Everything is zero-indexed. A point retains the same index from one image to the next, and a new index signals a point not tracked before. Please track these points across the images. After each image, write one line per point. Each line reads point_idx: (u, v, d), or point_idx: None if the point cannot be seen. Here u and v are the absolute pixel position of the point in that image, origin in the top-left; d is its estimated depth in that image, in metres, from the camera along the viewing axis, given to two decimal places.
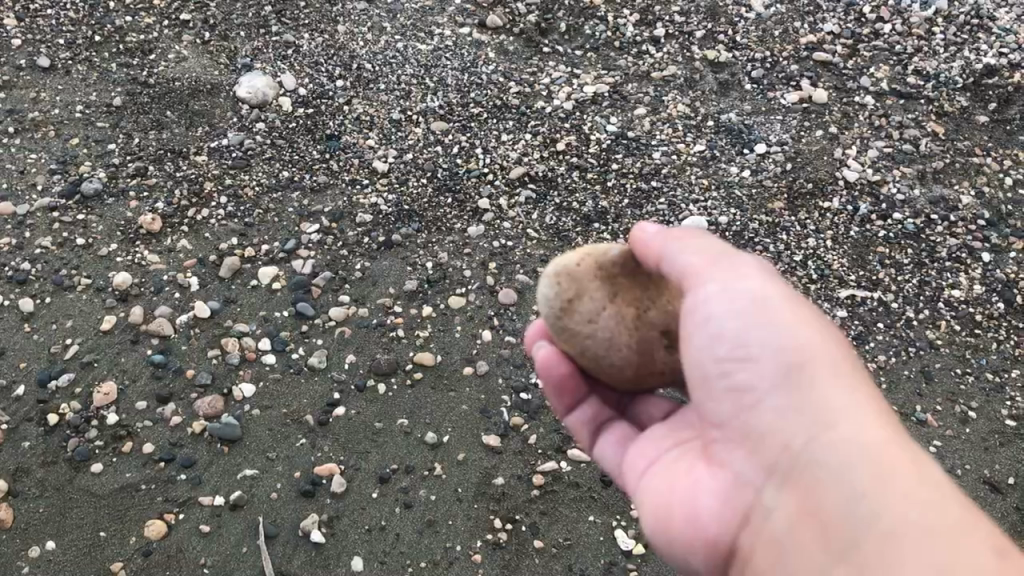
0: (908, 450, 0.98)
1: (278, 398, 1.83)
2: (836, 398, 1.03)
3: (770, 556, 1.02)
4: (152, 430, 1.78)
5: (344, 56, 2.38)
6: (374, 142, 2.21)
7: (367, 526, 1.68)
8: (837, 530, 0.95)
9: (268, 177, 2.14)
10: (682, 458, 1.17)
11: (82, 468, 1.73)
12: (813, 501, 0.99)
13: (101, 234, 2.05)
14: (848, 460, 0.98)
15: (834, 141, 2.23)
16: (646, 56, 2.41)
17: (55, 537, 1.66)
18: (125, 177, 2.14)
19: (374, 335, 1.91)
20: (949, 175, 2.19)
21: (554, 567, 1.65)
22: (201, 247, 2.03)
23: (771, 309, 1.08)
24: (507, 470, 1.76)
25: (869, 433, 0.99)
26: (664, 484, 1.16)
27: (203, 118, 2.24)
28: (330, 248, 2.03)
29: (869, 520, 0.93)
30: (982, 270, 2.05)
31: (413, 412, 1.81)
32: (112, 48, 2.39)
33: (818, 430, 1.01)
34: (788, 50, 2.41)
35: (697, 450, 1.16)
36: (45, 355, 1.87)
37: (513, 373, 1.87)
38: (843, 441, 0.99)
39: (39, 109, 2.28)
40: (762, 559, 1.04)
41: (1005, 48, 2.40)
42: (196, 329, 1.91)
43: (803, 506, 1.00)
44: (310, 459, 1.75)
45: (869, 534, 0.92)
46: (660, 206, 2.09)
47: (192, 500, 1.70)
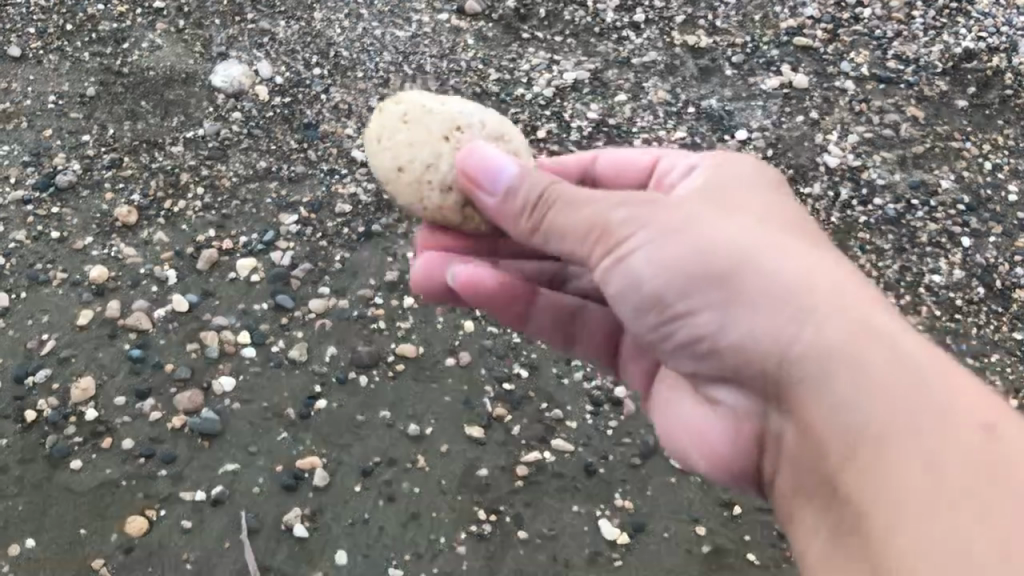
0: (937, 406, 0.94)
1: (258, 392, 1.81)
2: (860, 351, 1.01)
3: (824, 468, 1.05)
4: (130, 426, 1.76)
5: (320, 44, 2.34)
6: (352, 131, 2.18)
7: (350, 520, 1.68)
8: (890, 489, 0.93)
9: (244, 167, 2.12)
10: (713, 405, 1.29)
11: (60, 466, 1.72)
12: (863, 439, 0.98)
13: (76, 226, 2.02)
14: (878, 403, 0.98)
15: (815, 126, 2.24)
16: (627, 42, 2.38)
17: (34, 535, 1.64)
18: (100, 169, 2.10)
19: (355, 327, 1.90)
20: (929, 159, 2.20)
21: (539, 559, 1.65)
22: (178, 239, 2.00)
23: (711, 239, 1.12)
24: (490, 462, 1.75)
25: (903, 385, 0.97)
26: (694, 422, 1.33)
27: (179, 108, 2.21)
28: (308, 239, 2.01)
29: (919, 464, 0.92)
30: (962, 255, 2.05)
31: (395, 405, 1.81)
32: (84, 37, 2.35)
33: (845, 365, 1.01)
34: (769, 35, 2.40)
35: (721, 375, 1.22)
36: (21, 351, 1.84)
37: (494, 363, 1.86)
38: (871, 389, 0.99)
39: (10, 100, 2.24)
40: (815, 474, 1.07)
41: (983, 33, 2.41)
42: (174, 323, 1.88)
43: (855, 442, 0.99)
44: (291, 453, 1.74)
45: (920, 480, 0.91)
46: (681, 133, 2.21)
47: (173, 496, 1.69)
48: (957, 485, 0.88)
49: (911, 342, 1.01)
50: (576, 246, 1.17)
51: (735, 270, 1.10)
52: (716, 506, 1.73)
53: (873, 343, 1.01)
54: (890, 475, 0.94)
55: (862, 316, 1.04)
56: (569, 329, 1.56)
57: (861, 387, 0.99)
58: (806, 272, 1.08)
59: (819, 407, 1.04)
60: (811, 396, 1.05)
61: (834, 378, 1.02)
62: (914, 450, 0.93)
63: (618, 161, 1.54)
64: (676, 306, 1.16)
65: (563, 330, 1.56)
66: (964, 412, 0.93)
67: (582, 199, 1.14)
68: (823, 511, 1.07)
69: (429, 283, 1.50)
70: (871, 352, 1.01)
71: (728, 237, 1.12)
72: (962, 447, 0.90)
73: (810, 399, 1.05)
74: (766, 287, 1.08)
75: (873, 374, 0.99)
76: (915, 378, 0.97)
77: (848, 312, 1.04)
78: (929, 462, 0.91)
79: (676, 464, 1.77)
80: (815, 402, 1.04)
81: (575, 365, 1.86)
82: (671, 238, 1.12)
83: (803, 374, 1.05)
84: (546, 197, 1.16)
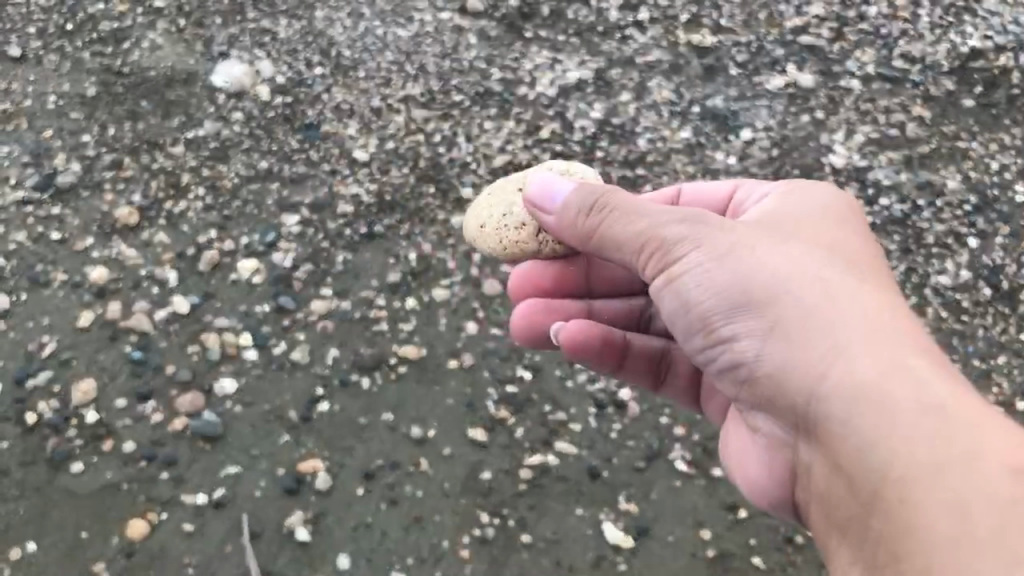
0: (960, 445, 1.07)
1: (260, 394, 1.80)
2: (891, 390, 1.13)
3: (852, 494, 1.17)
4: (132, 428, 1.75)
5: (322, 43, 2.33)
6: (354, 131, 2.17)
7: (353, 524, 1.67)
8: (921, 522, 1.06)
9: (245, 168, 2.10)
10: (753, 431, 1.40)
11: (61, 468, 1.70)
12: (893, 473, 1.10)
13: (77, 228, 2.00)
14: (908, 438, 1.10)
15: (820, 126, 2.22)
16: (631, 41, 2.36)
17: (35, 538, 1.63)
18: (101, 170, 2.09)
19: (358, 329, 1.89)
20: (935, 159, 2.18)
21: (543, 563, 1.64)
22: (179, 240, 1.99)
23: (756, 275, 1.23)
24: (494, 465, 1.74)
25: (929, 425, 1.10)
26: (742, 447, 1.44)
27: (180, 108, 2.19)
28: (311, 240, 2.00)
29: (948, 503, 1.04)
30: (969, 256, 2.04)
31: (397, 407, 1.79)
32: (84, 37, 2.34)
33: (879, 402, 1.13)
34: (774, 34, 2.39)
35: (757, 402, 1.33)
36: (21, 353, 1.83)
37: (498, 365, 1.85)
38: (900, 425, 1.11)
39: (10, 100, 2.22)
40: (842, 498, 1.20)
41: (990, 32, 2.40)
42: (175, 325, 1.87)
43: (888, 476, 1.11)
44: (293, 456, 1.73)
45: (946, 517, 1.04)
46: (685, 133, 2.20)
47: (175, 499, 1.68)
48: (982, 523, 1.01)
49: (938, 385, 1.13)
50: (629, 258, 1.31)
51: (774, 303, 1.21)
52: (721, 510, 1.71)
53: (901, 379, 1.13)
54: (913, 502, 1.07)
55: (896, 352, 1.16)
56: (662, 372, 1.67)
57: (888, 423, 1.12)
58: (839, 309, 1.20)
59: (850, 440, 1.16)
60: (841, 419, 1.16)
61: (866, 415, 1.14)
62: (943, 488, 1.05)
63: (698, 197, 1.61)
64: (721, 331, 1.27)
65: (657, 373, 1.67)
66: (983, 452, 1.06)
67: (642, 218, 1.28)
68: (850, 533, 1.20)
69: (537, 333, 1.65)
70: (900, 394, 1.13)
71: (772, 269, 1.23)
72: (986, 487, 1.03)
73: (839, 429, 1.17)
74: (802, 322, 1.20)
75: (903, 414, 1.11)
76: (942, 421, 1.10)
77: (881, 350, 1.16)
78: (957, 499, 1.04)
79: (680, 467, 1.76)
80: (845, 433, 1.16)
81: (579, 367, 1.85)
82: (721, 267, 1.24)
83: (837, 402, 1.16)
84: (600, 203, 1.32)
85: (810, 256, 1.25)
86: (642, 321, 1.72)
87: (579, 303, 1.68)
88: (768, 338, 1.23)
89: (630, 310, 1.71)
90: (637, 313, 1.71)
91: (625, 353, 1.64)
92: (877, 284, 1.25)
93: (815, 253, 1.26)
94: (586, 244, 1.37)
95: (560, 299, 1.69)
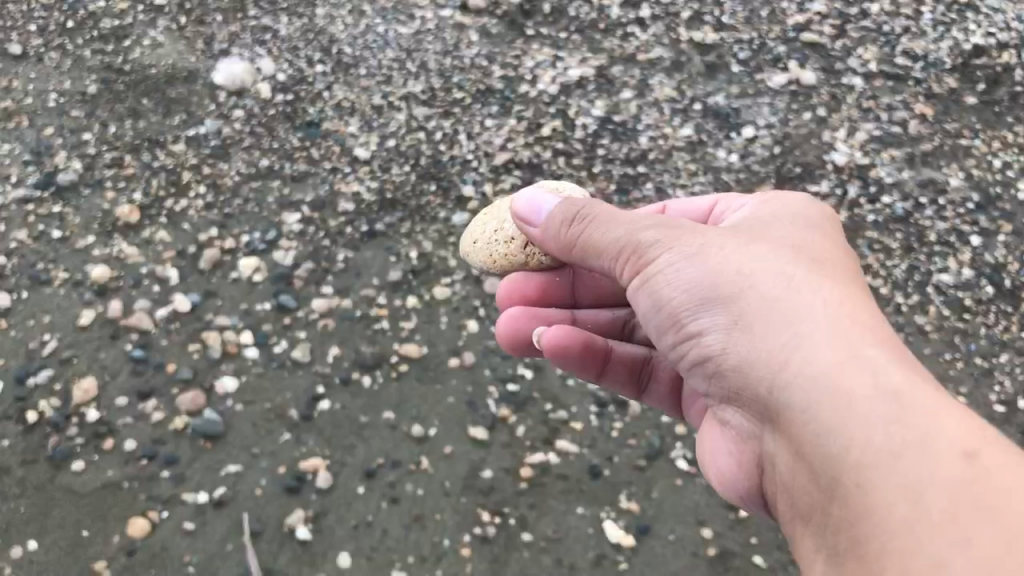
0: (918, 431, 0.99)
1: (261, 393, 1.80)
2: (847, 376, 1.05)
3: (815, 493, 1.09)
4: (133, 427, 1.75)
5: (323, 40, 2.32)
6: (355, 129, 2.16)
7: (353, 522, 1.66)
8: (881, 514, 0.97)
9: (246, 166, 2.10)
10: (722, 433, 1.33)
11: (62, 467, 1.70)
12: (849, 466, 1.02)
13: (78, 226, 2.00)
14: (864, 427, 1.02)
15: (822, 124, 2.22)
16: (632, 38, 2.36)
17: (36, 537, 1.63)
18: (101, 168, 2.09)
19: (359, 328, 1.89)
20: (937, 157, 2.18)
21: (544, 561, 1.64)
22: (180, 238, 1.99)
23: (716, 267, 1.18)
24: (495, 463, 1.73)
25: (886, 412, 1.01)
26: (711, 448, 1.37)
27: (181, 106, 2.19)
28: (312, 238, 2.00)
29: (905, 493, 0.96)
30: (971, 254, 2.03)
31: (398, 406, 1.79)
32: (85, 35, 2.34)
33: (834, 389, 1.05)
34: (776, 31, 2.38)
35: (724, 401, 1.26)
36: (22, 352, 1.83)
37: (499, 364, 1.85)
38: (855, 414, 1.03)
39: (11, 98, 2.22)
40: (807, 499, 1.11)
41: (992, 29, 2.39)
42: (176, 324, 1.87)
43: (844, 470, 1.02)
44: (294, 455, 1.73)
45: (906, 509, 0.95)
46: (686, 131, 2.19)
47: (175, 498, 1.68)
48: (941, 513, 0.92)
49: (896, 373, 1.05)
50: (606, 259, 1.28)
51: (735, 294, 1.15)
52: (722, 509, 1.71)
53: (856, 364, 1.06)
54: (870, 493, 0.99)
55: (854, 340, 1.08)
56: (643, 379, 1.66)
57: (842, 411, 1.04)
58: (796, 297, 1.13)
59: (808, 432, 1.07)
60: (797, 411, 1.08)
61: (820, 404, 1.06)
62: (901, 477, 0.97)
63: (684, 212, 1.60)
64: (687, 327, 1.21)
65: (639, 381, 1.65)
66: (945, 439, 0.97)
67: (615, 225, 1.26)
68: (817, 537, 1.10)
69: (520, 339, 1.64)
70: (855, 379, 1.05)
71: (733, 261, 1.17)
72: (945, 476, 0.94)
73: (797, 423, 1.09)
74: (761, 311, 1.14)
75: (860, 400, 1.03)
76: (899, 406, 1.01)
77: (840, 339, 1.08)
78: (915, 487, 0.95)
79: (682, 467, 1.75)
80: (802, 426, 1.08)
81: None
82: (686, 262, 1.20)
83: (792, 392, 1.09)
84: (581, 214, 1.31)
85: (771, 253, 1.19)
86: (625, 330, 1.71)
87: (563, 311, 1.68)
88: (727, 329, 1.16)
89: (614, 320, 1.70)
90: (622, 323, 1.71)
91: (606, 361, 1.62)
92: (840, 280, 1.18)
93: (777, 252, 1.20)
94: (573, 256, 1.35)
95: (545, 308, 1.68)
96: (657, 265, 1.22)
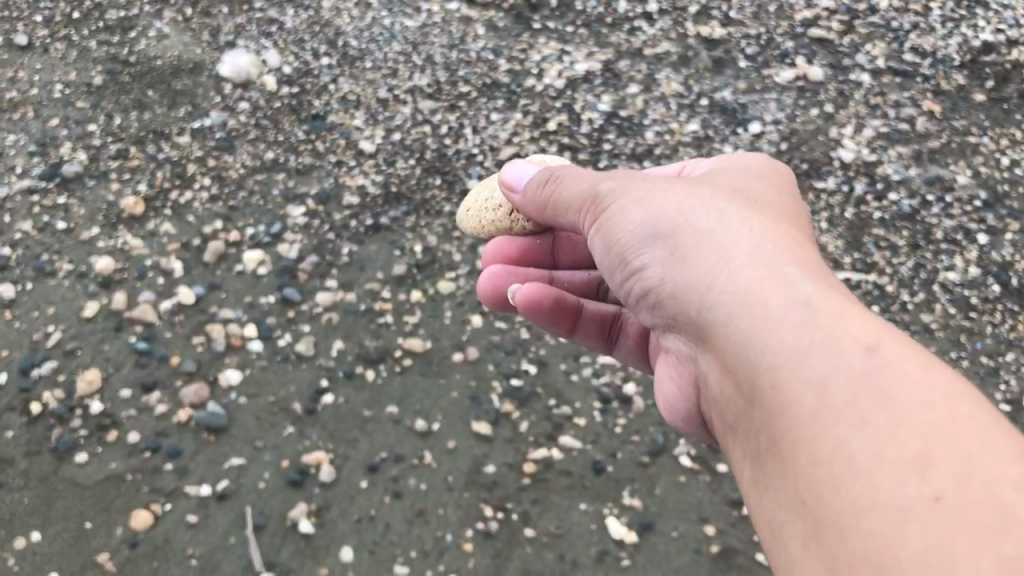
0: (833, 330, 0.96)
1: (264, 386, 1.80)
2: (764, 284, 1.04)
3: (739, 408, 1.06)
4: (136, 419, 1.75)
5: (329, 33, 2.32)
6: (361, 122, 2.16)
7: (356, 517, 1.66)
8: (790, 414, 0.94)
9: (251, 159, 2.10)
10: (672, 371, 1.31)
11: (66, 459, 1.71)
12: (766, 374, 0.99)
13: (83, 217, 2.00)
14: (778, 331, 0.99)
15: (830, 120, 2.21)
16: (639, 33, 2.35)
17: (40, 528, 1.63)
18: (107, 159, 2.09)
19: (362, 322, 1.88)
20: (945, 154, 2.16)
21: (546, 557, 1.63)
22: (185, 231, 1.99)
23: (660, 204, 1.21)
24: (497, 459, 1.73)
25: (801, 314, 0.99)
26: (666, 388, 1.34)
27: (186, 97, 2.19)
28: (316, 232, 1.99)
29: (815, 389, 0.92)
30: (977, 252, 2.02)
31: (402, 400, 1.79)
32: (91, 26, 2.33)
33: (752, 299, 1.04)
34: (783, 26, 2.37)
35: (669, 334, 1.25)
36: (26, 343, 1.83)
37: (503, 359, 1.85)
38: (770, 320, 1.01)
39: (17, 89, 2.22)
40: (735, 417, 1.08)
41: (1002, 26, 2.38)
42: (180, 316, 1.87)
43: (761, 379, 0.99)
44: (298, 448, 1.73)
45: (814, 404, 0.91)
46: (693, 127, 2.18)
47: (178, 490, 1.68)
48: (848, 406, 0.88)
49: (817, 284, 1.03)
50: (573, 210, 1.34)
51: (672, 225, 1.18)
52: (726, 506, 1.70)
53: (774, 276, 1.05)
54: (783, 394, 0.95)
55: (775, 257, 1.08)
56: (615, 335, 1.65)
57: (758, 317, 1.02)
58: (724, 222, 1.14)
59: (730, 346, 1.05)
60: (720, 326, 1.07)
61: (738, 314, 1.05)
62: (812, 376, 0.93)
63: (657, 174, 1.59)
64: (634, 263, 1.23)
65: (610, 336, 1.65)
66: (856, 336, 0.94)
67: (581, 183, 1.33)
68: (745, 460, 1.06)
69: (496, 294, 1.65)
70: (772, 287, 1.03)
71: (673, 201, 1.20)
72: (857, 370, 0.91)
73: (721, 338, 1.07)
74: (694, 235, 1.15)
75: (773, 306, 1.01)
76: (814, 311, 0.99)
77: (760, 257, 1.08)
78: (827, 385, 0.91)
79: (685, 463, 1.74)
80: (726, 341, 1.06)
81: (584, 361, 1.85)
82: (633, 204, 1.23)
83: (716, 307, 1.08)
84: (550, 176, 1.39)
85: (711, 192, 1.21)
86: (601, 292, 1.72)
87: (540, 271, 1.68)
88: (665, 261, 1.17)
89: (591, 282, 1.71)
90: (598, 285, 1.71)
91: (578, 317, 1.62)
92: (774, 214, 1.18)
93: (715, 191, 1.22)
94: (545, 214, 1.43)
95: (523, 266, 1.69)
96: (611, 211, 1.26)
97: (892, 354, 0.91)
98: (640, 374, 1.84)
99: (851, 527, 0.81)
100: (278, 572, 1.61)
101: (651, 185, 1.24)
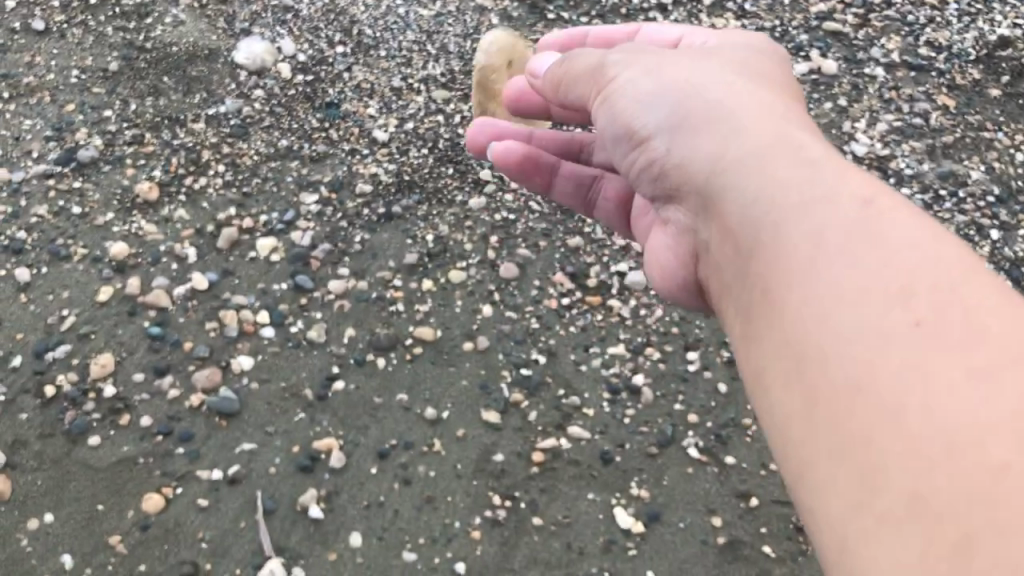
0: (829, 184, 1.02)
1: (276, 371, 1.81)
2: (766, 150, 1.11)
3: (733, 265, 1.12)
4: (149, 403, 1.77)
5: (344, 21, 2.33)
6: (374, 111, 2.17)
7: (365, 503, 1.68)
8: (781, 259, 1.00)
9: (265, 146, 2.11)
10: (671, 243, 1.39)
11: (79, 441, 1.72)
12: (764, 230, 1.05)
13: (97, 202, 2.02)
14: (778, 188, 1.06)
15: (843, 114, 2.20)
16: (653, 24, 2.35)
17: (53, 510, 1.65)
18: (122, 145, 2.10)
19: (374, 309, 1.89)
20: (959, 149, 2.16)
21: (553, 546, 1.64)
22: (199, 216, 2.00)
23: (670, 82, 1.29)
24: (506, 447, 1.74)
25: (799, 172, 1.06)
26: (661, 261, 1.44)
27: (201, 84, 2.20)
28: (329, 219, 2.01)
29: (807, 236, 0.98)
30: (990, 248, 2.01)
31: (412, 388, 1.80)
32: (107, 11, 2.34)
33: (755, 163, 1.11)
34: (798, 19, 2.37)
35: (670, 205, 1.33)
36: (41, 327, 1.85)
37: (513, 349, 1.85)
38: (772, 178, 1.07)
39: (34, 74, 2.24)
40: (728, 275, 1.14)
41: (1019, 21, 2.37)
42: (193, 301, 1.89)
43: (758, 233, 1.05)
44: (308, 434, 1.74)
45: (806, 249, 0.97)
46: None
47: (189, 474, 1.69)
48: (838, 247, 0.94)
49: (820, 151, 1.10)
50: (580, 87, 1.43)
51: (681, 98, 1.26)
52: (733, 497, 1.69)
53: (777, 142, 1.12)
54: (779, 241, 1.01)
55: (780, 129, 1.15)
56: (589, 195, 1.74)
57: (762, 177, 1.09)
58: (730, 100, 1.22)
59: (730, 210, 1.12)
60: (724, 188, 1.14)
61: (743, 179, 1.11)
62: (807, 223, 0.99)
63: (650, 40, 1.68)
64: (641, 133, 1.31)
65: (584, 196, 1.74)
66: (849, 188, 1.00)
67: (589, 58, 1.42)
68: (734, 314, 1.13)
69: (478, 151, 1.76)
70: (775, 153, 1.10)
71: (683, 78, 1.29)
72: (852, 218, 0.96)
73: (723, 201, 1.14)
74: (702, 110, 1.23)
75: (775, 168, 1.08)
76: (815, 171, 1.05)
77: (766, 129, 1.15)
78: (820, 231, 0.97)
79: (693, 455, 1.74)
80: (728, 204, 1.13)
81: (594, 352, 1.85)
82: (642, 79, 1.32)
83: (722, 172, 1.15)
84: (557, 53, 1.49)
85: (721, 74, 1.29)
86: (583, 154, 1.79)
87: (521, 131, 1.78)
88: (672, 132, 1.26)
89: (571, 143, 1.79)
90: (578, 147, 1.79)
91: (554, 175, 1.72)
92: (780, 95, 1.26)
93: (725, 73, 1.29)
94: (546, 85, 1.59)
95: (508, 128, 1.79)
96: (618, 84, 1.35)
97: (887, 207, 0.96)
98: (650, 365, 1.84)
99: (839, 356, 0.86)
100: (287, 556, 1.62)
101: (660, 63, 1.33)
